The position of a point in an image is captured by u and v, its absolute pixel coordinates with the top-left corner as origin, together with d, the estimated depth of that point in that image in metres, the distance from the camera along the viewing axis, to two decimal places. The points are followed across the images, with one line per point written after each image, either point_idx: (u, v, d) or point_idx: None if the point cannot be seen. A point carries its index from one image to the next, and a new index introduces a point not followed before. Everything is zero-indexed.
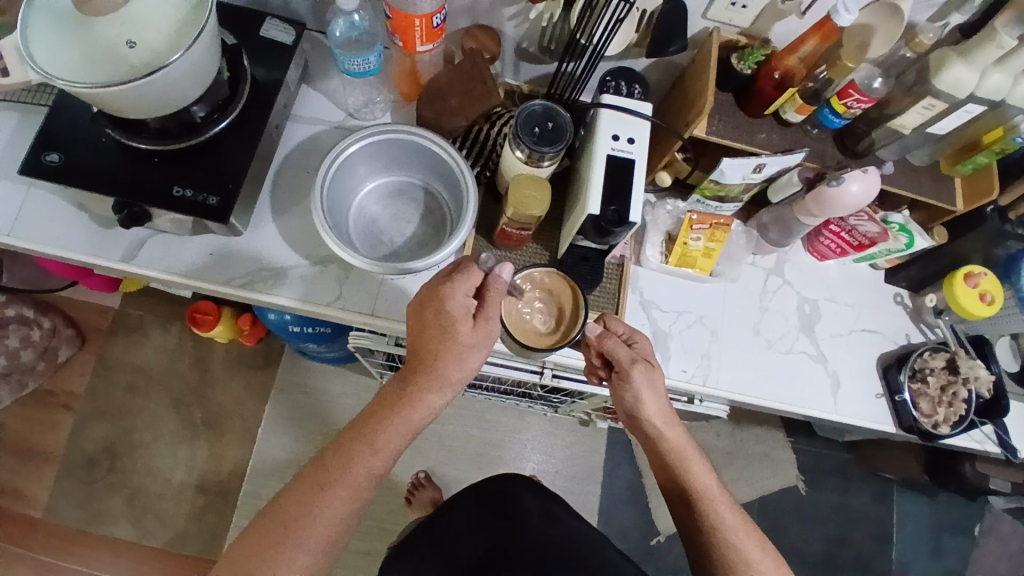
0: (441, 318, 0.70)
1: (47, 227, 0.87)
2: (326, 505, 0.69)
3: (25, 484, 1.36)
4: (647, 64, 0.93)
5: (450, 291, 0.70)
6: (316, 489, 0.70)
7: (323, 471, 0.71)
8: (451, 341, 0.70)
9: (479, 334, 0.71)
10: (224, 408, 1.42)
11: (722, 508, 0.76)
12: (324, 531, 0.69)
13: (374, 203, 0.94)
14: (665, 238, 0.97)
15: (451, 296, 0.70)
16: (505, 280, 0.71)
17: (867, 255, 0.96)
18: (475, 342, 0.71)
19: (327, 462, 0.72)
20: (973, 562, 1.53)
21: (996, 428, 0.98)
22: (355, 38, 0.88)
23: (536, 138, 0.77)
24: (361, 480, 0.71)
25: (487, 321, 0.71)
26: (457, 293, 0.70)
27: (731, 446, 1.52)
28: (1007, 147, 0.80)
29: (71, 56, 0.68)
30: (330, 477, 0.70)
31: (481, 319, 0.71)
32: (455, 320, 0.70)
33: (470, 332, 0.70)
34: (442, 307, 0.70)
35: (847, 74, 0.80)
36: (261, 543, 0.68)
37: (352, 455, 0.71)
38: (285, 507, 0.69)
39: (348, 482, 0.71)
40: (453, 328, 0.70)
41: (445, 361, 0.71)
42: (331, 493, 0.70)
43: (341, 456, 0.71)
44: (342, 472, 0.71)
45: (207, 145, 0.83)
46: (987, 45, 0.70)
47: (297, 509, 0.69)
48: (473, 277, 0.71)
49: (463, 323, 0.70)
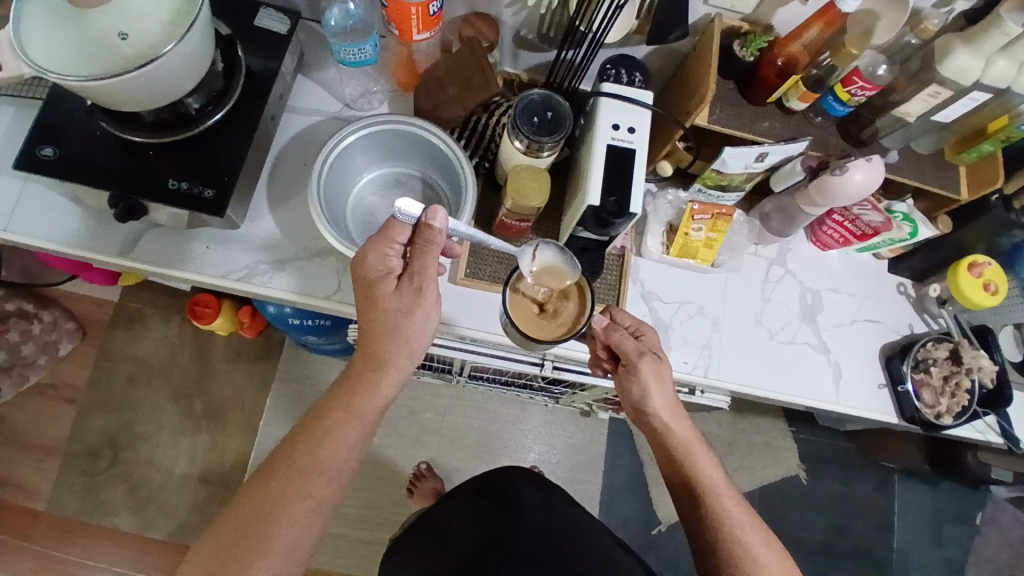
0: (365, 281, 0.70)
1: (42, 220, 0.87)
2: (288, 510, 0.69)
3: (25, 476, 1.36)
4: (648, 52, 0.91)
5: (363, 253, 0.70)
6: (277, 491, 0.69)
7: (278, 473, 0.70)
8: (375, 307, 0.70)
9: (403, 298, 0.69)
10: (225, 400, 1.42)
11: (728, 502, 0.76)
12: (285, 537, 0.69)
13: (373, 194, 0.93)
14: (665, 229, 0.96)
15: (369, 257, 0.70)
16: (433, 226, 0.68)
17: (871, 245, 0.95)
18: (403, 309, 0.70)
19: (283, 464, 0.71)
20: (973, 551, 1.53)
21: (999, 418, 0.97)
22: (350, 26, 0.87)
23: (534, 127, 0.76)
24: (319, 478, 0.70)
25: (413, 283, 0.69)
26: (373, 255, 0.70)
27: (732, 435, 1.52)
28: (1012, 135, 0.79)
29: (63, 49, 0.67)
30: (284, 480, 0.70)
31: (403, 282, 0.70)
32: (377, 281, 0.70)
33: (394, 298, 0.69)
34: (362, 270, 0.70)
35: (851, 61, 0.78)
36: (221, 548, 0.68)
37: (307, 452, 0.71)
38: (244, 512, 0.69)
39: (307, 485, 0.70)
40: (372, 292, 0.70)
41: (377, 331, 0.71)
42: (295, 498, 0.69)
43: (296, 453, 0.71)
44: (302, 472, 0.70)
45: (203, 137, 0.82)
46: (992, 32, 0.69)
47: (256, 516, 0.69)
48: (390, 235, 0.70)
49: (386, 282, 0.70)
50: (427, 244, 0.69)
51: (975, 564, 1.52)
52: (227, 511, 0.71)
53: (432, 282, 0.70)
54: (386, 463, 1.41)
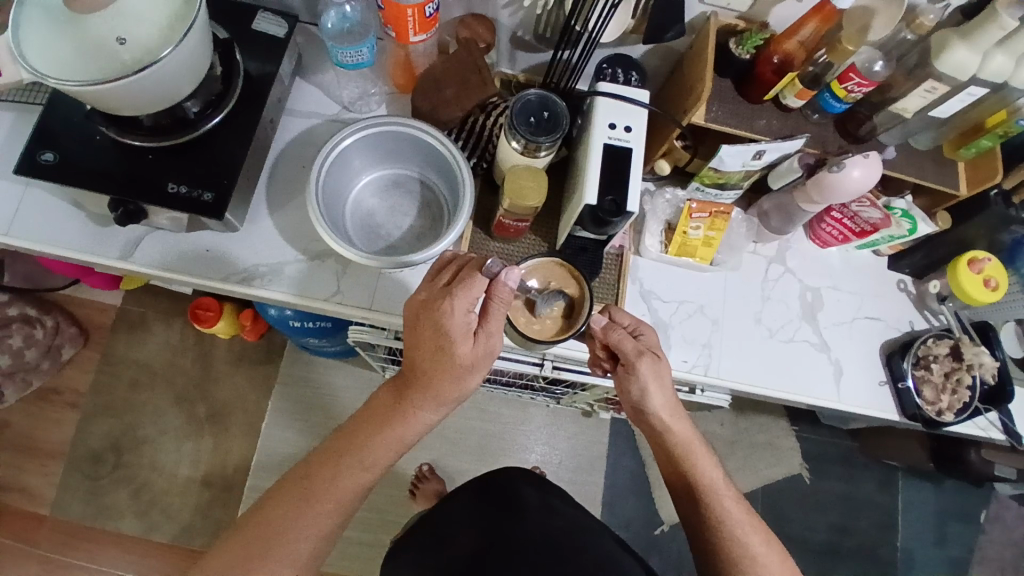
0: (442, 335, 0.67)
1: (44, 225, 0.87)
2: (308, 520, 0.69)
3: (30, 480, 1.36)
4: (645, 51, 0.92)
5: (450, 309, 0.66)
6: (303, 499, 0.70)
7: (308, 483, 0.70)
8: (449, 360, 0.68)
9: (479, 351, 0.69)
10: (228, 402, 1.42)
11: (727, 501, 0.76)
12: (307, 545, 0.69)
13: (370, 196, 0.93)
14: (665, 227, 0.96)
15: (452, 311, 0.66)
16: (510, 288, 0.68)
17: (871, 242, 0.95)
18: (475, 360, 0.69)
19: (314, 474, 0.71)
20: (978, 550, 1.52)
21: (1001, 414, 0.97)
22: (347, 29, 0.87)
23: (531, 127, 0.77)
24: (349, 494, 0.71)
25: (488, 337, 0.69)
26: (459, 310, 0.66)
27: (734, 435, 1.51)
28: (1011, 130, 0.79)
29: (61, 54, 0.67)
30: (313, 491, 0.70)
31: (480, 336, 0.68)
32: (456, 337, 0.67)
33: (469, 351, 0.68)
34: (442, 324, 0.66)
35: (847, 57, 0.78)
36: (240, 552, 0.68)
37: (341, 467, 0.71)
38: (266, 519, 0.69)
39: (336, 496, 0.70)
40: (450, 346, 0.67)
41: (443, 379, 0.69)
42: (319, 505, 0.69)
43: (329, 467, 0.71)
44: (330, 483, 0.70)
45: (201, 141, 0.82)
46: (988, 27, 0.69)
47: (277, 521, 0.69)
48: (473, 291, 0.67)
49: (463, 338, 0.67)
50: (506, 301, 0.69)
51: (979, 563, 1.52)
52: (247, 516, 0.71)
53: (500, 334, 0.70)
54: (388, 465, 1.42)
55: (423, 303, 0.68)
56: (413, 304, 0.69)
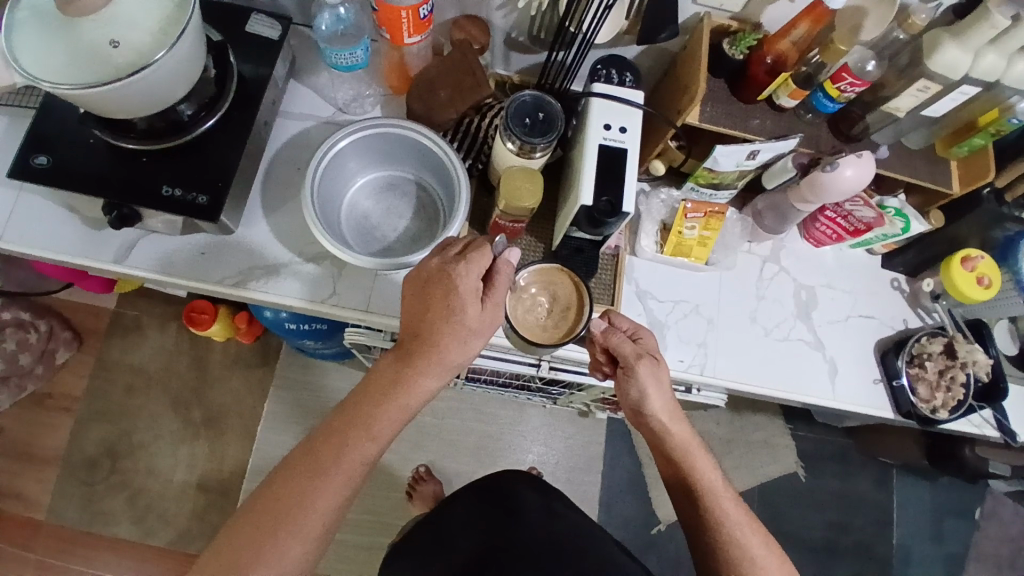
0: (452, 298, 0.67)
1: (37, 229, 0.87)
2: (315, 497, 0.66)
3: (25, 486, 1.36)
4: (638, 52, 0.92)
5: (463, 269, 0.67)
6: (312, 476, 0.67)
7: (316, 458, 0.67)
8: (457, 322, 0.67)
9: (485, 317, 0.69)
10: (223, 406, 1.42)
11: (727, 504, 0.75)
12: (318, 520, 0.66)
13: (366, 198, 0.93)
14: (659, 228, 0.97)
15: (462, 273, 0.67)
16: (512, 266, 0.70)
17: (865, 241, 0.95)
18: (481, 326, 0.69)
19: (321, 448, 0.68)
20: (974, 546, 1.53)
21: (995, 411, 0.98)
22: (341, 31, 0.87)
23: (526, 128, 0.77)
24: (357, 467, 0.68)
25: (493, 306, 0.69)
26: (470, 273, 0.67)
27: (730, 434, 1.52)
28: (1002, 128, 0.79)
29: (55, 59, 0.67)
30: (322, 466, 0.67)
31: (488, 302, 0.69)
32: (466, 300, 0.67)
33: (477, 314, 0.68)
34: (449, 285, 0.67)
35: (840, 57, 0.79)
36: (252, 537, 0.65)
37: (347, 440, 0.68)
38: (277, 494, 0.66)
39: (345, 469, 0.68)
40: (459, 308, 0.67)
41: (445, 343, 0.68)
42: (329, 478, 0.67)
43: (336, 442, 0.68)
44: (339, 454, 0.68)
45: (194, 144, 0.82)
46: (980, 26, 0.69)
47: (292, 497, 0.66)
48: (485, 259, 0.68)
49: (472, 303, 0.67)
50: (510, 277, 0.70)
51: (975, 559, 1.53)
52: (255, 494, 0.67)
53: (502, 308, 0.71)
54: (385, 467, 1.41)
55: (435, 267, 0.68)
56: (422, 271, 0.69)
